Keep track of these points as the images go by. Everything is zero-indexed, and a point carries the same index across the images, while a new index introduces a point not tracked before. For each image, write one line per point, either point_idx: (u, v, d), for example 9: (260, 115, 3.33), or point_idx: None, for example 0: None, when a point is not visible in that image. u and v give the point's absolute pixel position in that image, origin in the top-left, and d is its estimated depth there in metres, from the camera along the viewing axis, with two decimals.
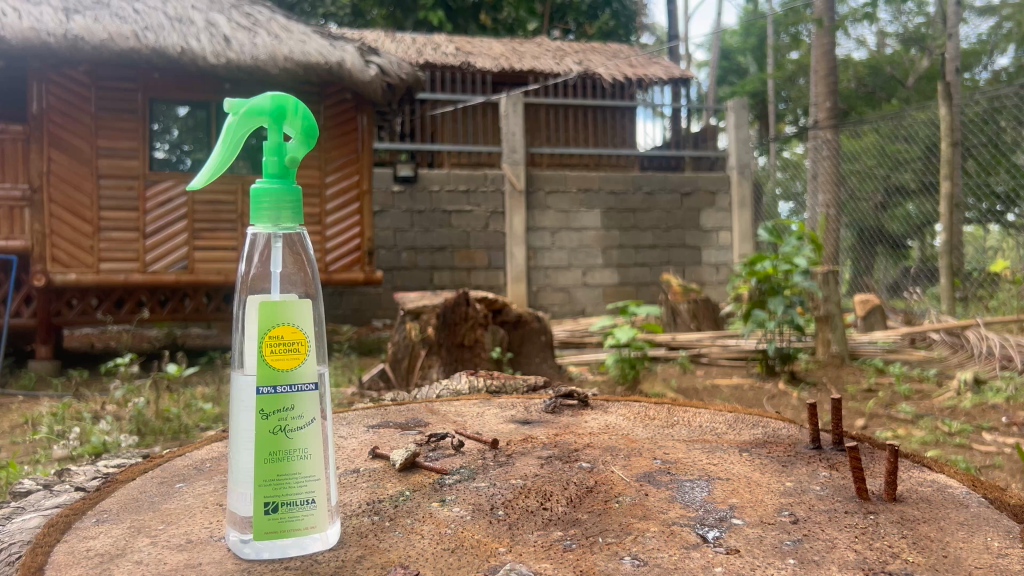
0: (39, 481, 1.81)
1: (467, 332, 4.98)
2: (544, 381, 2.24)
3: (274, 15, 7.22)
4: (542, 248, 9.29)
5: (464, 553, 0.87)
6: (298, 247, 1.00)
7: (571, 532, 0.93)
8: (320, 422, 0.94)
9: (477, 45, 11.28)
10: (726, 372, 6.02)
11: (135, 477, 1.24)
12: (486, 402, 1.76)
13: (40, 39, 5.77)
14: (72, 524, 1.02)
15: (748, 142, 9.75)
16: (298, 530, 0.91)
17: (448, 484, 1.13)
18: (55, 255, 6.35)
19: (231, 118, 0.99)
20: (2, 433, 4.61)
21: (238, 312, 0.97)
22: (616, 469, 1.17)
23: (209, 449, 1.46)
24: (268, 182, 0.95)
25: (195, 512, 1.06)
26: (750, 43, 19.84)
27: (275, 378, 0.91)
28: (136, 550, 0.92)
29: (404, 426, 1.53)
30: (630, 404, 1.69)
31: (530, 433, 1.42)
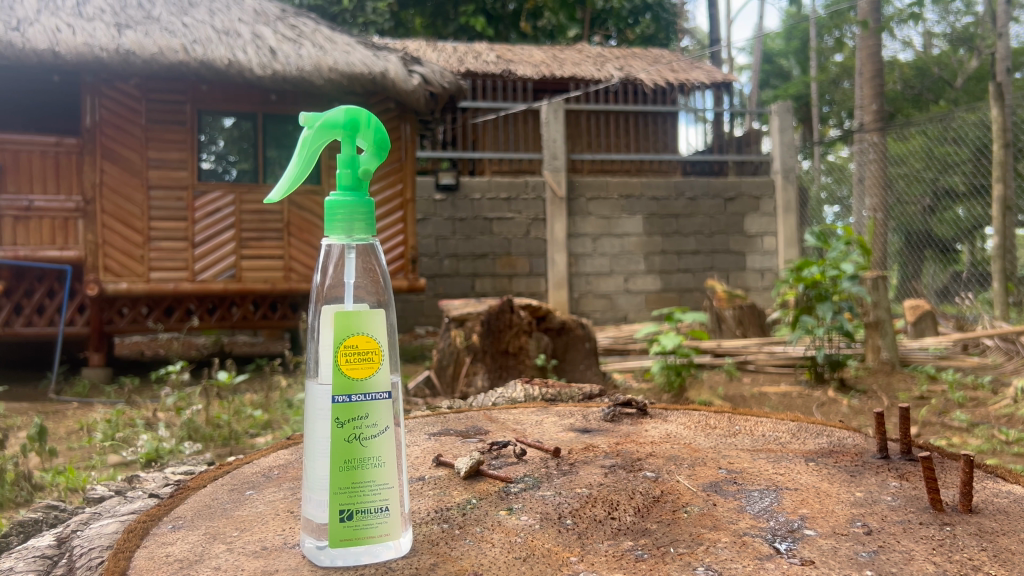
0: (111, 488, 1.86)
1: (511, 338, 5.16)
2: (598, 389, 2.23)
3: (318, 26, 7.32)
4: (583, 254, 9.26)
5: (536, 562, 0.87)
6: (371, 258, 1.01)
7: (642, 542, 0.92)
8: (394, 430, 0.95)
9: (517, 53, 11.32)
10: (773, 379, 5.97)
11: (206, 484, 1.27)
12: (544, 410, 1.76)
13: (92, 54, 5.95)
14: (149, 530, 1.04)
15: (793, 146, 9.63)
16: (372, 537, 0.92)
17: (514, 492, 1.13)
18: (107, 264, 6.50)
19: (306, 131, 1.00)
20: (59, 440, 4.74)
21: (313, 322, 0.98)
22: (682, 479, 1.17)
23: (275, 456, 1.48)
24: (342, 195, 0.97)
25: (267, 519, 1.08)
26: (794, 46, 19.66)
27: (350, 386, 0.93)
28: (214, 557, 0.94)
29: (465, 434, 1.54)
30: (690, 413, 1.68)
31: (591, 442, 1.42)
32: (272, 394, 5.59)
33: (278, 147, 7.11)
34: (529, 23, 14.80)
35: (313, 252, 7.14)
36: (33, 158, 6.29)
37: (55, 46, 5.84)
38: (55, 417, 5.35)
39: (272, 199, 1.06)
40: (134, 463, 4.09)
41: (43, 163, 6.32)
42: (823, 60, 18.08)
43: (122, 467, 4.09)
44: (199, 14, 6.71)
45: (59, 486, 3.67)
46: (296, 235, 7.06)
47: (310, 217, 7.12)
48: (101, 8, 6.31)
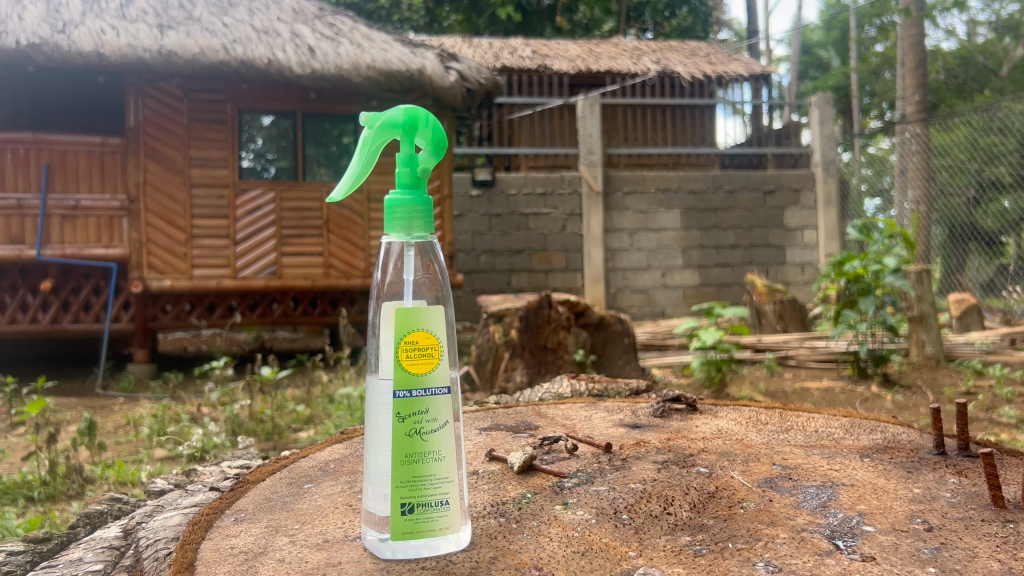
0: (171, 481, 1.89)
1: (550, 334, 5.11)
2: (646, 385, 2.23)
3: (356, 24, 7.36)
4: (620, 249, 9.23)
5: (595, 557, 0.88)
6: (429, 255, 1.02)
7: (700, 537, 0.92)
8: (452, 425, 0.96)
9: (554, 48, 11.29)
10: (815, 375, 5.91)
11: (264, 478, 1.29)
12: (592, 406, 1.76)
13: (135, 55, 6.04)
14: (213, 523, 1.07)
15: (833, 138, 9.54)
16: (433, 530, 0.93)
17: (568, 487, 1.14)
18: (151, 262, 6.61)
19: (367, 132, 1.01)
20: (107, 434, 4.84)
21: (374, 318, 1.00)
22: (736, 474, 1.16)
23: (331, 450, 1.49)
24: (401, 193, 0.98)
25: (327, 512, 1.09)
26: (833, 36, 19.37)
27: (410, 382, 0.94)
28: (277, 549, 0.95)
29: (515, 429, 1.55)
30: (741, 409, 1.67)
31: (642, 438, 1.42)
32: (314, 389, 5.65)
33: (316, 144, 7.19)
34: (565, 18, 14.74)
35: (353, 248, 7.19)
36: (78, 158, 6.41)
37: (100, 48, 5.96)
38: (103, 412, 5.46)
39: (334, 199, 1.07)
40: (181, 456, 4.17)
41: (88, 162, 6.44)
42: (864, 50, 17.83)
43: (169, 461, 4.18)
44: (239, 14, 6.80)
45: (108, 483, 3.74)
46: (335, 232, 7.12)
47: (349, 214, 7.17)
48: (143, 10, 6.43)
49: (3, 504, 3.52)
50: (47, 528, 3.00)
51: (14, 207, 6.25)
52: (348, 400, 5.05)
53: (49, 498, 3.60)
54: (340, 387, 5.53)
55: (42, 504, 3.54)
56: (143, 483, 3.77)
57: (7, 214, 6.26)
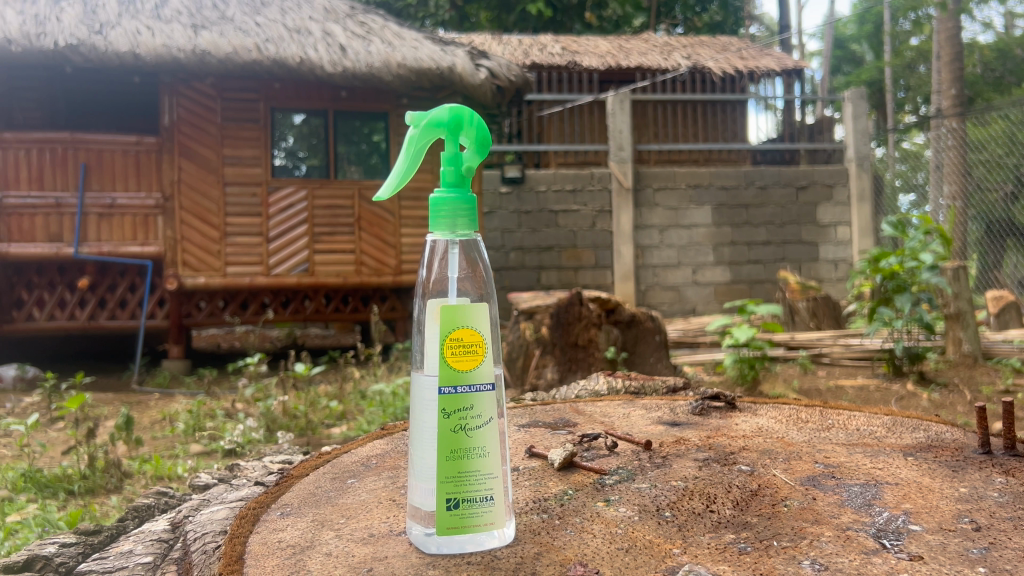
0: (214, 475, 1.92)
1: (581, 332, 5.05)
2: (683, 382, 2.22)
3: (386, 23, 7.39)
4: (650, 246, 9.20)
5: (639, 554, 0.88)
6: (473, 253, 1.03)
7: (744, 535, 0.92)
8: (497, 421, 0.96)
9: (583, 44, 11.24)
10: (850, 373, 5.85)
11: (308, 472, 1.30)
12: (630, 403, 1.76)
13: (170, 55, 6.12)
14: (259, 516, 1.08)
15: (867, 133, 9.44)
16: (477, 526, 0.94)
17: (609, 484, 1.14)
18: (186, 260, 6.69)
19: (412, 130, 1.01)
20: (144, 429, 4.92)
21: (419, 316, 1.00)
22: (778, 472, 1.16)
23: (372, 445, 1.51)
24: (445, 192, 0.98)
25: (371, 507, 1.10)
26: (866, 30, 19.16)
27: (456, 378, 0.95)
28: (324, 543, 0.96)
29: (553, 426, 1.55)
30: (781, 407, 1.65)
31: (682, 435, 1.42)
32: (347, 385, 5.69)
33: (347, 143, 7.23)
34: (594, 14, 14.64)
35: (384, 246, 7.23)
36: (115, 157, 6.51)
37: (136, 48, 6.04)
38: (139, 407, 5.54)
39: (380, 197, 1.08)
40: (216, 451, 4.23)
41: (125, 161, 6.53)
42: (899, 43, 17.58)
43: (205, 456, 4.23)
44: (272, 13, 6.86)
45: (145, 479, 3.80)
46: (366, 229, 7.17)
47: (380, 212, 7.21)
48: (178, 10, 6.51)
49: (43, 496, 3.60)
50: (87, 522, 3.05)
51: (53, 206, 6.37)
52: (380, 397, 5.07)
53: (89, 492, 3.66)
54: (372, 383, 5.56)
55: (82, 498, 3.61)
56: (180, 478, 3.83)
57: (45, 213, 6.38)
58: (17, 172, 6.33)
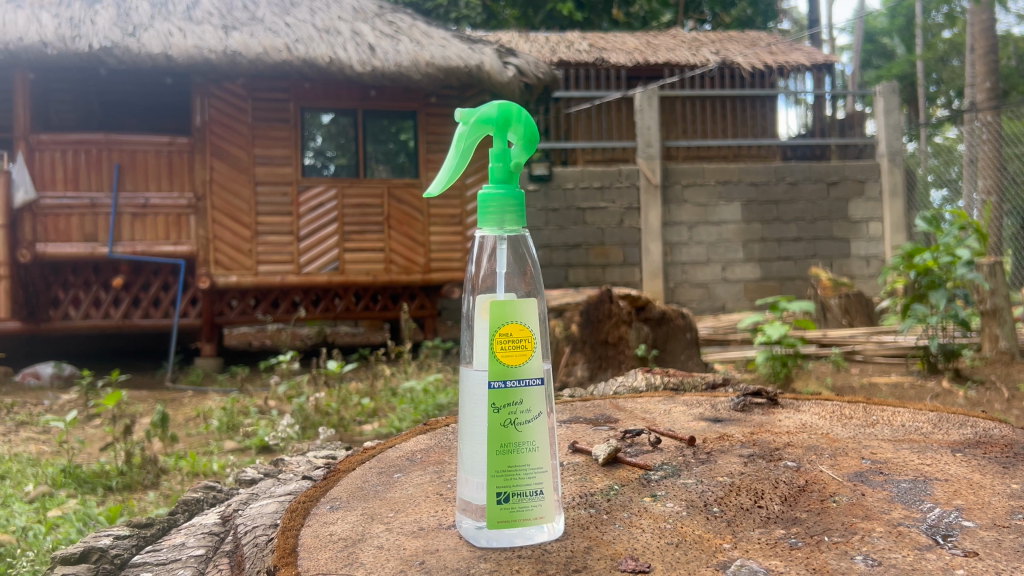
0: (260, 470, 1.93)
1: (611, 329, 5.00)
2: (722, 378, 2.21)
3: (415, 21, 7.41)
4: (679, 243, 9.16)
5: (689, 548, 0.88)
6: (522, 248, 1.03)
7: (794, 530, 0.92)
8: (547, 416, 0.97)
9: (610, 41, 11.20)
10: (883, 371, 5.79)
11: (355, 467, 1.31)
12: (670, 399, 1.76)
13: (202, 56, 6.17)
14: (309, 510, 1.10)
15: (899, 128, 9.32)
16: (527, 519, 0.94)
17: (655, 479, 1.14)
18: (218, 259, 6.77)
19: (461, 127, 1.02)
20: (179, 426, 4.99)
21: (467, 311, 1.01)
22: (824, 468, 1.15)
23: (415, 440, 1.51)
24: (494, 188, 0.98)
25: (419, 501, 1.11)
26: (898, 23, 18.94)
27: (505, 373, 0.95)
28: (375, 536, 0.97)
29: (595, 422, 1.55)
30: (824, 403, 1.64)
31: (725, 432, 1.41)
32: (378, 382, 5.73)
33: (375, 142, 7.26)
34: (621, 10, 14.60)
35: (413, 244, 7.26)
36: (148, 157, 6.59)
37: (168, 50, 6.11)
38: (173, 404, 5.61)
39: (428, 192, 1.08)
40: (252, 448, 4.28)
41: (157, 161, 6.61)
42: (930, 37, 17.40)
43: (240, 452, 4.28)
44: (301, 13, 6.92)
45: (180, 477, 3.84)
46: (396, 227, 7.20)
47: (408, 209, 7.25)
48: (209, 11, 6.59)
49: (82, 492, 3.65)
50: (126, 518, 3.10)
51: (88, 206, 6.47)
52: (411, 394, 5.10)
53: (127, 487, 3.73)
54: (403, 381, 5.59)
55: (120, 493, 3.67)
56: (215, 474, 3.87)
57: (81, 213, 6.48)
58: (53, 172, 6.42)
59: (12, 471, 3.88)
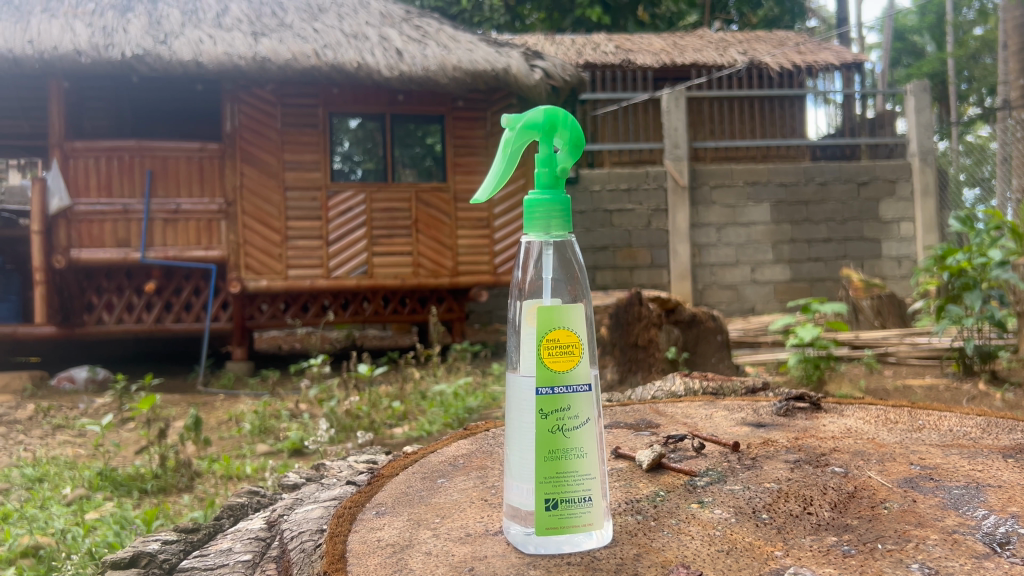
0: (302, 475, 1.93)
1: (641, 331, 5.00)
2: (762, 382, 2.20)
3: (442, 25, 7.44)
4: (707, 245, 9.11)
5: (740, 556, 0.87)
6: (568, 254, 1.03)
7: (846, 538, 0.91)
8: (595, 423, 0.97)
9: (637, 42, 11.17)
10: (918, 372, 5.72)
11: (398, 472, 1.32)
12: (710, 404, 1.75)
13: (232, 62, 6.24)
14: (356, 515, 1.10)
15: (931, 126, 9.21)
16: (576, 526, 0.94)
17: (701, 485, 1.13)
18: (249, 263, 6.82)
19: (508, 133, 1.02)
20: (212, 429, 5.04)
21: (512, 317, 1.01)
22: (873, 474, 1.13)
23: (456, 445, 1.51)
24: (540, 193, 0.99)
25: (464, 507, 1.11)
26: (929, 20, 18.73)
27: (553, 379, 0.95)
28: (422, 542, 0.97)
29: (636, 426, 1.54)
30: (867, 407, 1.62)
31: (769, 437, 1.40)
32: (408, 385, 5.75)
33: (403, 146, 7.29)
34: (647, 12, 14.58)
35: (441, 247, 7.29)
36: (179, 163, 6.67)
37: (199, 57, 6.18)
38: (206, 408, 5.67)
39: (473, 199, 1.08)
40: (284, 451, 4.32)
41: (188, 167, 6.69)
42: (961, 35, 17.21)
43: (272, 455, 4.31)
44: (329, 19, 6.98)
45: (214, 479, 3.88)
46: (424, 231, 7.23)
47: (436, 213, 7.27)
48: (239, 18, 6.67)
49: (119, 495, 3.70)
50: (162, 521, 3.14)
51: (120, 212, 6.56)
52: (441, 397, 5.10)
53: (161, 490, 3.77)
54: (432, 384, 5.61)
55: (155, 496, 3.71)
56: (249, 477, 3.90)
57: (114, 219, 6.57)
58: (87, 179, 6.52)
59: (50, 474, 3.93)
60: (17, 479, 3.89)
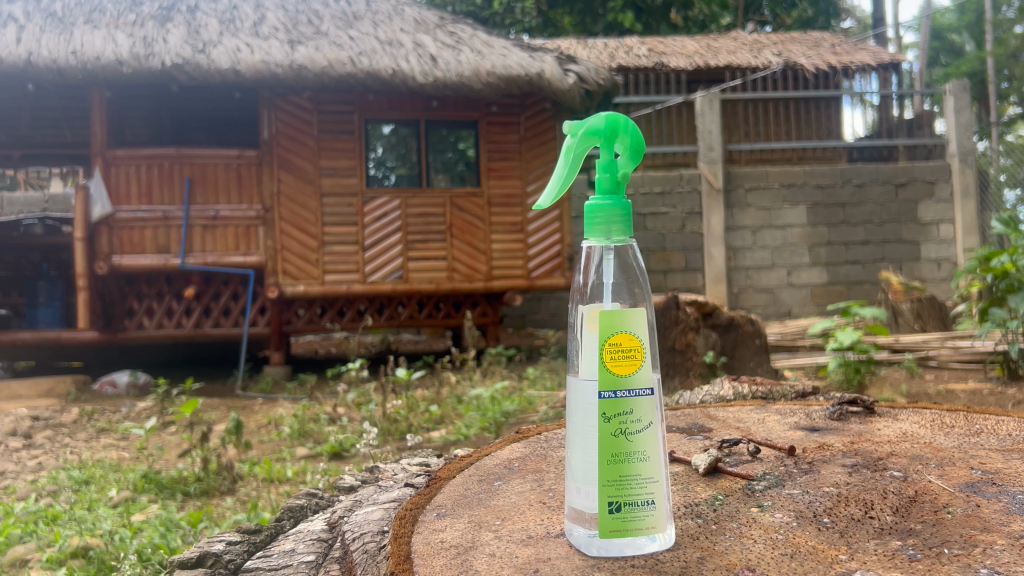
0: (358, 477, 1.93)
1: (678, 335, 4.98)
2: (812, 387, 2.20)
3: (476, 31, 7.47)
4: (743, 247, 9.03)
5: (805, 559, 0.87)
6: (630, 259, 1.03)
7: (911, 542, 0.90)
8: (658, 426, 0.97)
9: (670, 45, 11.12)
10: (960, 376, 5.63)
11: (455, 474, 1.33)
12: (762, 408, 1.74)
13: (269, 71, 6.32)
14: (418, 517, 1.11)
15: (971, 126, 9.08)
16: (639, 529, 0.95)
17: (760, 489, 1.13)
18: (286, 269, 6.89)
19: (570, 139, 1.03)
20: (252, 433, 5.10)
21: (573, 321, 1.02)
22: (934, 478, 1.12)
23: (510, 449, 1.52)
24: (601, 199, 0.99)
25: (524, 509, 1.12)
26: (968, 19, 18.41)
27: (615, 383, 0.96)
28: (485, 544, 0.98)
29: (688, 430, 1.54)
30: (922, 411, 1.61)
31: (824, 441, 1.39)
32: (444, 389, 5.77)
33: (436, 151, 7.34)
34: (680, 14, 14.53)
35: (475, 252, 7.31)
36: (218, 170, 6.78)
37: (236, 65, 6.27)
38: (246, 412, 5.73)
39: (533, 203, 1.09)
40: (323, 454, 4.36)
41: (227, 174, 6.80)
42: (1002, 31, 16.90)
43: (312, 459, 4.36)
44: (364, 26, 7.03)
45: (256, 481, 3.94)
46: (458, 235, 7.26)
47: (470, 218, 7.30)
48: (275, 27, 6.76)
49: (163, 497, 3.76)
50: (209, 523, 3.19)
51: (161, 219, 6.67)
52: (478, 402, 5.12)
53: (205, 492, 3.84)
54: (468, 389, 5.63)
55: (198, 499, 3.77)
56: (290, 479, 3.95)
57: (154, 226, 6.68)
58: (128, 187, 6.65)
59: (96, 476, 4.01)
60: (65, 482, 3.97)
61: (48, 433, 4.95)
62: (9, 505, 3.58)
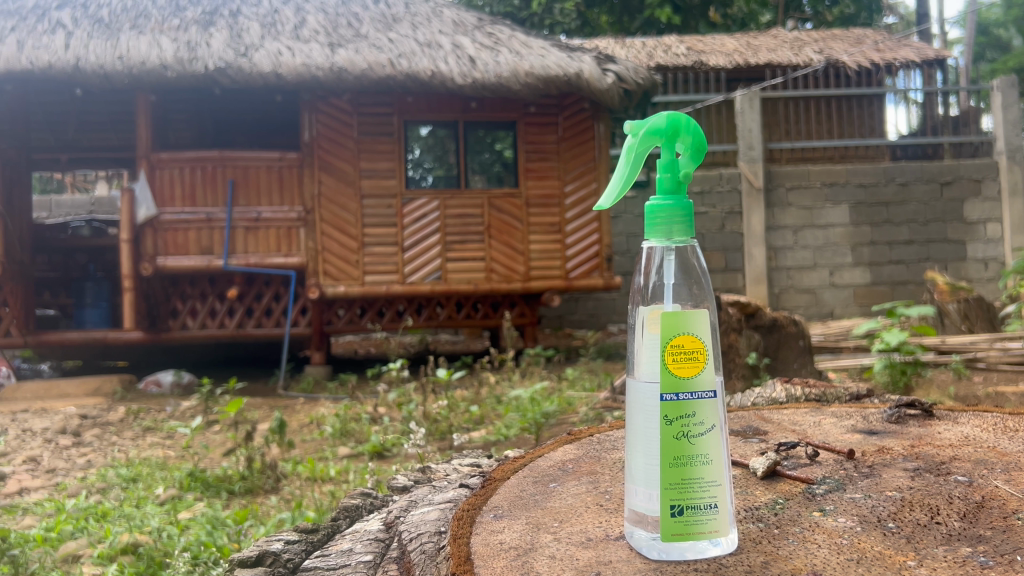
0: (411, 476, 1.94)
1: (721, 336, 4.93)
2: (865, 390, 2.17)
3: (514, 31, 7.48)
4: (784, 247, 8.93)
5: (872, 565, 0.86)
6: (690, 258, 1.02)
7: (981, 549, 0.88)
8: (720, 429, 0.96)
9: (709, 43, 11.02)
10: (1010, 378, 5.51)
11: (510, 475, 1.34)
12: (817, 410, 1.71)
13: (310, 73, 6.39)
14: (475, 518, 1.12)
15: (1018, 122, 8.90)
16: (702, 533, 0.94)
17: (821, 493, 1.11)
18: (327, 270, 6.94)
19: (631, 139, 1.02)
20: (295, 432, 5.15)
21: (635, 321, 1.01)
22: (1000, 484, 1.10)
23: (563, 450, 1.52)
24: (662, 199, 0.99)
25: (582, 511, 1.12)
26: (1014, 14, 18.06)
27: (677, 385, 0.96)
28: (545, 546, 0.98)
29: (743, 433, 1.53)
30: (982, 414, 1.58)
31: (883, 444, 1.37)
32: (483, 390, 5.79)
33: (475, 153, 7.35)
34: (719, 13, 14.42)
35: (513, 253, 7.32)
36: (260, 173, 6.87)
37: (278, 68, 6.34)
38: (289, 411, 5.79)
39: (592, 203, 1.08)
40: (365, 453, 4.39)
41: (269, 176, 6.88)
42: None
43: (354, 458, 4.39)
44: (403, 29, 7.07)
45: (299, 479, 3.98)
46: (496, 236, 7.27)
47: (509, 218, 7.31)
48: (316, 30, 6.82)
49: (209, 495, 3.81)
50: (252, 522, 3.22)
51: (204, 221, 6.76)
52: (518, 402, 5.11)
53: (249, 491, 3.88)
54: (508, 389, 5.64)
55: (242, 497, 3.82)
56: (333, 479, 3.98)
57: (197, 227, 6.77)
58: (171, 190, 6.75)
59: (143, 474, 4.07)
60: (113, 479, 4.04)
61: (96, 432, 5.04)
62: (58, 502, 3.65)
